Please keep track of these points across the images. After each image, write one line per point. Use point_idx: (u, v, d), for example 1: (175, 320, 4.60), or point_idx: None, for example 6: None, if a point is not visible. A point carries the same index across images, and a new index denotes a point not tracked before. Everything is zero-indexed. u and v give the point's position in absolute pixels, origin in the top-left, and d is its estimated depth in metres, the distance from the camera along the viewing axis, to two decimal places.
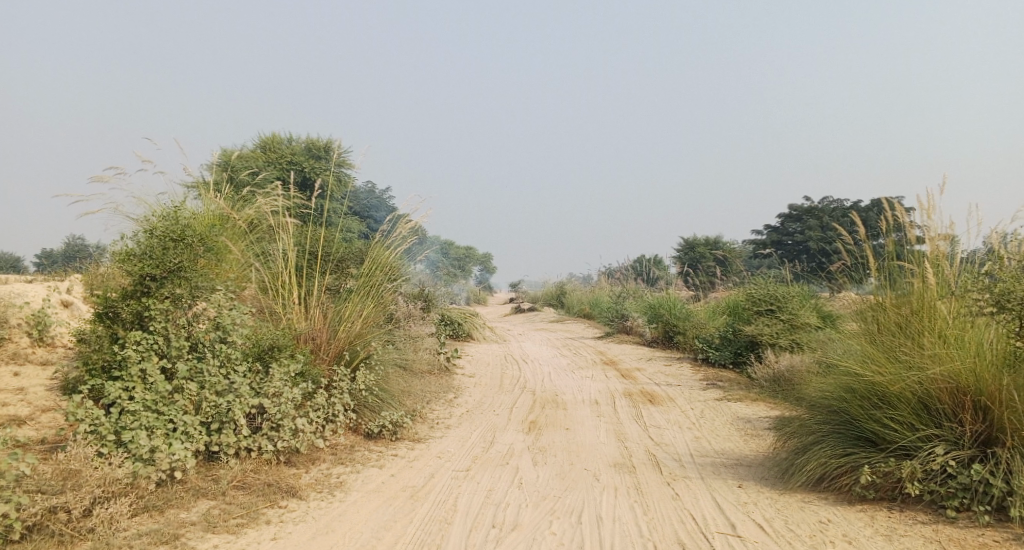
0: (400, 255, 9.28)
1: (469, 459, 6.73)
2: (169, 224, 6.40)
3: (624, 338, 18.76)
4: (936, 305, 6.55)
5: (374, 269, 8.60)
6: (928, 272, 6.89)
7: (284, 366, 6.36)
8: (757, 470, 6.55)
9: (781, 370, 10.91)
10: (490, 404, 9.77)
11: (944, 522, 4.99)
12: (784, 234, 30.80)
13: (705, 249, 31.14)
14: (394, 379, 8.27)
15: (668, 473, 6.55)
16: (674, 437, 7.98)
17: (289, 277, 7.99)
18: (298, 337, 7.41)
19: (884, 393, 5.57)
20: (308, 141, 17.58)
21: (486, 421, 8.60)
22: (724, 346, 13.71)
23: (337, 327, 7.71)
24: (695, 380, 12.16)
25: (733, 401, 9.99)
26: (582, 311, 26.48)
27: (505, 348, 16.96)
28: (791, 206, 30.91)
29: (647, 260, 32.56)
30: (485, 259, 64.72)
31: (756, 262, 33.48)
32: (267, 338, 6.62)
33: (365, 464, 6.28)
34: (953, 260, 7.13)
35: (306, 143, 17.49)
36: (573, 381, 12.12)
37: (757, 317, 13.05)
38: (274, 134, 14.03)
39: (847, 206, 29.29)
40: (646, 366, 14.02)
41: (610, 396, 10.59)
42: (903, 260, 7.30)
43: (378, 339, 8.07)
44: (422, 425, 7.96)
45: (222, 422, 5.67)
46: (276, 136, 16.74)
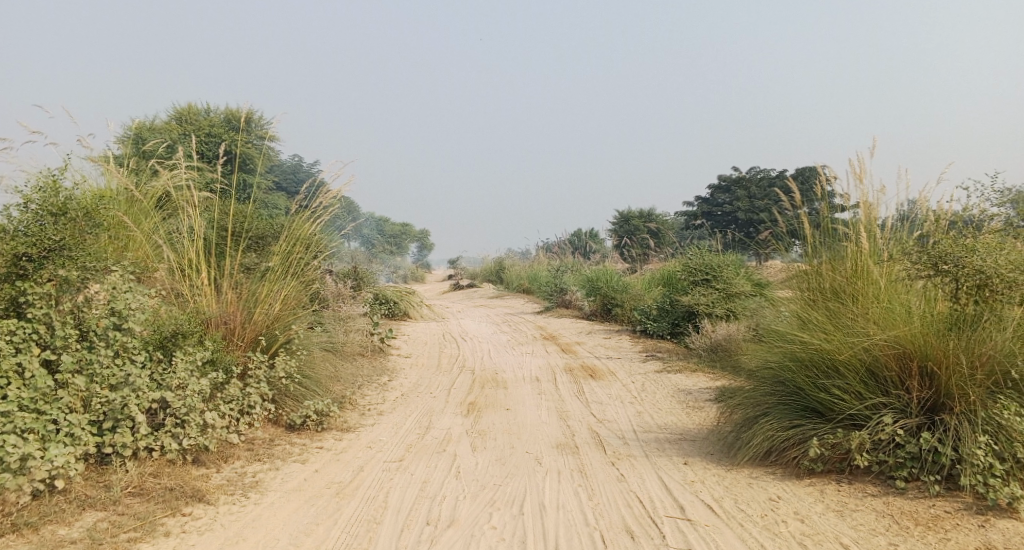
0: (321, 225, 8.65)
1: (402, 448, 6.27)
2: (47, 195, 5.72)
3: (562, 312, 18.49)
4: (866, 270, 6.43)
5: (291, 245, 8.00)
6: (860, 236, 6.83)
7: (188, 354, 5.80)
8: (702, 445, 6.31)
9: (720, 340, 10.77)
10: (426, 386, 9.29)
11: (895, 494, 4.81)
12: (715, 205, 31.08)
13: (639, 222, 31.20)
14: (320, 363, 7.71)
15: (612, 452, 6.24)
16: (616, 413, 7.69)
17: (198, 257, 7.35)
18: (208, 322, 6.74)
19: (831, 361, 5.35)
20: (229, 115, 16.56)
21: (421, 404, 8.14)
22: (662, 317, 13.56)
23: (253, 309, 7.09)
24: (634, 352, 11.94)
25: (673, 373, 9.78)
26: (520, 286, 26.15)
27: (442, 325, 16.49)
28: (721, 177, 31.19)
29: (583, 233, 32.43)
30: (422, 236, 63.79)
31: (688, 233, 33.79)
32: (169, 325, 6.03)
33: (285, 459, 5.76)
34: (884, 225, 7.08)
35: (226, 116, 16.46)
36: (512, 357, 11.77)
37: (693, 287, 12.90)
38: (188, 106, 13.10)
39: (775, 176, 29.72)
40: (585, 339, 13.76)
41: (549, 372, 10.27)
42: (833, 225, 7.23)
43: (298, 321, 7.49)
44: (352, 412, 7.45)
45: (115, 420, 5.07)
46: (194, 109, 15.68)
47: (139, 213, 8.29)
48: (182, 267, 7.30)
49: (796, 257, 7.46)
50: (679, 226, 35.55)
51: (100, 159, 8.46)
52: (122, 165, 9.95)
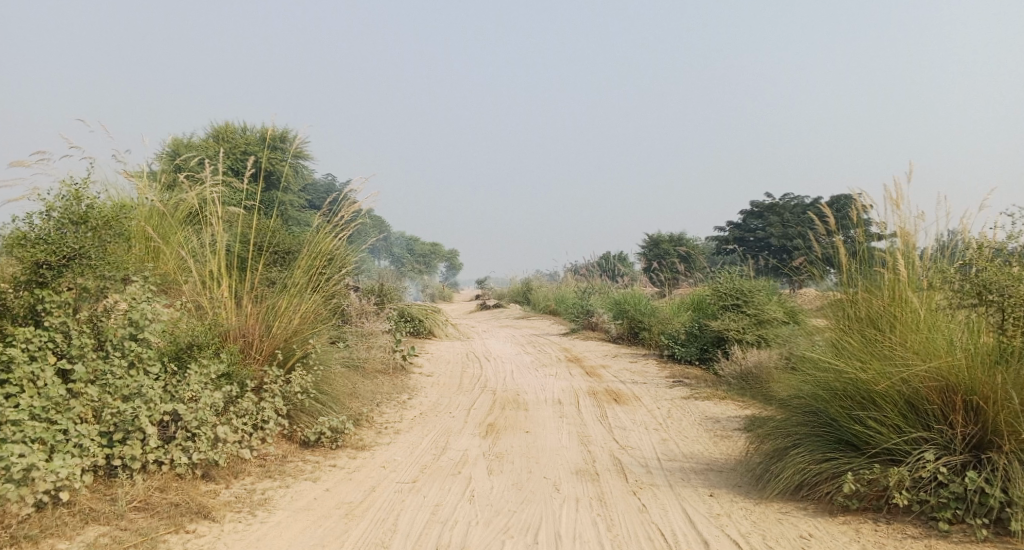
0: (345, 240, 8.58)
1: (417, 469, 6.10)
2: (69, 203, 5.71)
3: (589, 335, 18.24)
4: (903, 298, 6.16)
5: (312, 259, 7.93)
6: (898, 264, 6.56)
7: (203, 367, 5.73)
8: (728, 476, 6.04)
9: (749, 367, 10.45)
10: (446, 406, 9.12)
11: (937, 536, 4.51)
12: (746, 231, 30.61)
13: (669, 246, 30.88)
14: (339, 379, 7.59)
15: (633, 480, 6.00)
16: (640, 440, 7.43)
17: (219, 269, 7.31)
18: (225, 335, 6.66)
19: (867, 392, 5.07)
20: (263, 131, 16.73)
21: (440, 424, 7.96)
22: (690, 342, 13.25)
23: (272, 322, 6.99)
24: (660, 377, 11.65)
25: (701, 400, 9.49)
26: (548, 308, 25.96)
27: (467, 345, 16.34)
28: (753, 202, 30.80)
29: (613, 256, 32.19)
30: (450, 255, 63.92)
31: (719, 259, 33.35)
32: (185, 336, 5.97)
33: (296, 477, 5.62)
34: (923, 253, 6.80)
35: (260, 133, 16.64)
36: (535, 378, 11.56)
37: (722, 313, 12.60)
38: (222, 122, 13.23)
39: (809, 203, 29.24)
40: (611, 363, 13.49)
41: (573, 395, 10.04)
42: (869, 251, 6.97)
43: (317, 336, 7.38)
44: (369, 430, 7.30)
45: (126, 432, 4.98)
46: (229, 125, 15.88)
47: (165, 230, 8.31)
48: (206, 279, 7.27)
49: (830, 285, 7.20)
50: (710, 251, 35.12)
51: (134, 175, 8.54)
52: (154, 178, 10.03)
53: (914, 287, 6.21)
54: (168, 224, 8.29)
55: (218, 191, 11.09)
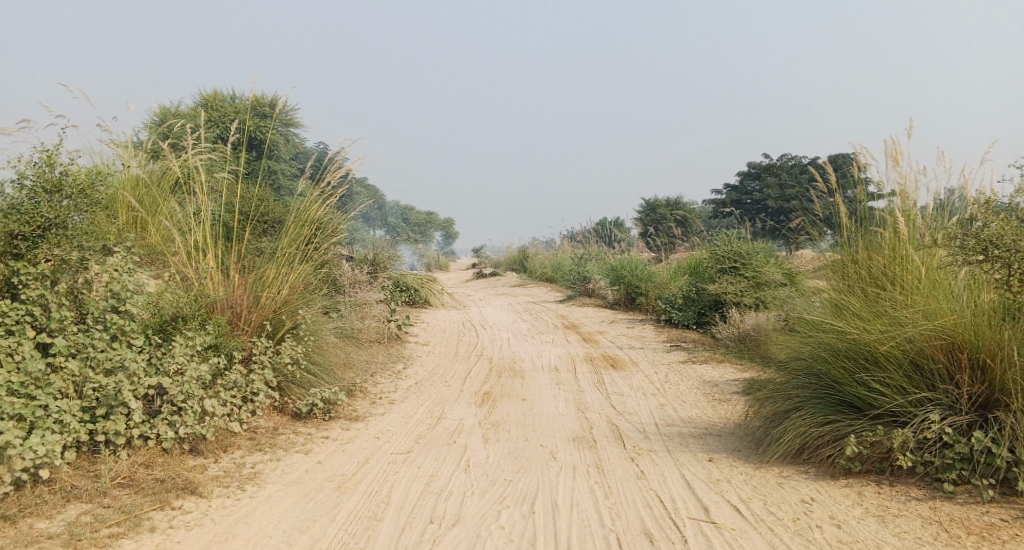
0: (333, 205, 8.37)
1: (411, 439, 5.98)
2: (42, 170, 5.52)
3: (585, 301, 18.11)
4: (904, 256, 6.02)
5: (299, 226, 7.73)
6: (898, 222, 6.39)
7: (188, 339, 5.58)
8: (728, 440, 5.93)
9: (748, 330, 10.33)
10: (441, 375, 9.00)
11: (943, 498, 4.41)
12: (743, 194, 30.34)
13: (666, 211, 30.65)
14: (331, 349, 7.45)
15: (632, 447, 5.90)
16: (637, 405, 7.33)
17: (205, 239, 7.10)
18: (212, 306, 6.50)
19: (870, 352, 4.95)
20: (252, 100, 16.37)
21: (435, 393, 7.85)
22: (687, 306, 13.12)
23: (259, 293, 6.82)
24: (658, 342, 11.54)
25: (699, 364, 9.39)
26: (544, 275, 25.80)
27: (463, 313, 16.20)
28: (749, 165, 30.51)
29: (609, 222, 31.96)
30: (446, 224, 63.55)
31: (715, 223, 33.13)
32: (169, 307, 5.80)
33: (287, 449, 5.50)
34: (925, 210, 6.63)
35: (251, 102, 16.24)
36: (531, 345, 11.44)
37: (720, 276, 12.44)
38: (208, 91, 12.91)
39: (805, 165, 28.94)
40: (608, 329, 13.37)
41: (570, 361, 9.93)
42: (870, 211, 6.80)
43: (306, 306, 7.21)
44: (362, 401, 7.19)
45: (109, 407, 4.83)
46: (219, 94, 15.54)
47: (151, 203, 8.11)
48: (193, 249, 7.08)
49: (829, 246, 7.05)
50: (706, 215, 34.91)
51: (123, 147, 8.32)
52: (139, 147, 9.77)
53: (915, 245, 6.06)
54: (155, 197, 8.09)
55: (206, 161, 10.85)
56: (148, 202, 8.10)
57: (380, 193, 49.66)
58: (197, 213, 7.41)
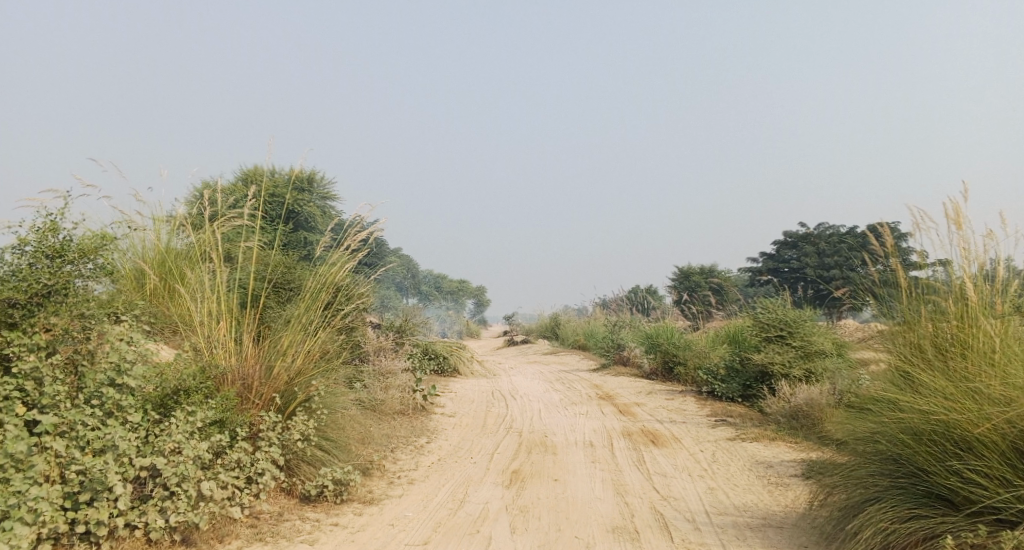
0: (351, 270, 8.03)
1: (430, 528, 5.36)
2: (43, 235, 5.17)
3: (620, 371, 17.36)
4: (982, 324, 5.37)
5: (317, 290, 7.37)
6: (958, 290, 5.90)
7: (191, 414, 5.09)
8: (791, 533, 5.19)
9: (799, 404, 9.54)
10: (467, 450, 8.36)
11: None
12: (781, 261, 29.52)
13: (700, 279, 29.91)
14: (348, 424, 6.89)
15: (680, 540, 5.19)
16: (682, 489, 6.61)
17: (218, 303, 6.70)
18: (222, 377, 6.04)
19: (962, 436, 4.25)
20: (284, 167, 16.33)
21: (460, 472, 7.21)
22: (731, 378, 12.34)
23: (273, 362, 6.33)
24: (700, 415, 10.77)
25: (747, 441, 8.62)
26: (577, 343, 25.08)
27: (493, 382, 15.55)
28: (786, 232, 29.79)
29: (643, 290, 31.28)
30: (478, 292, 63.34)
31: (752, 290, 32.24)
32: (172, 380, 5.35)
33: (291, 539, 4.92)
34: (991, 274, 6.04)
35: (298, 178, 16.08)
36: (564, 418, 10.74)
37: (765, 345, 11.70)
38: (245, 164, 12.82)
39: (845, 232, 28.14)
40: (645, 400, 12.61)
41: (606, 436, 9.21)
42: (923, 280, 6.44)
43: (321, 377, 6.69)
44: (379, 481, 6.58)
45: (94, 492, 4.31)
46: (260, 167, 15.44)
47: (174, 274, 7.80)
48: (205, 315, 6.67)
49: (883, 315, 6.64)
50: (742, 283, 34.06)
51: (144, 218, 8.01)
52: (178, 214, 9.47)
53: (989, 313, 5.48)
54: (180, 268, 7.77)
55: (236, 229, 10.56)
56: (174, 272, 7.81)
57: (413, 260, 49.74)
58: (215, 278, 7.04)
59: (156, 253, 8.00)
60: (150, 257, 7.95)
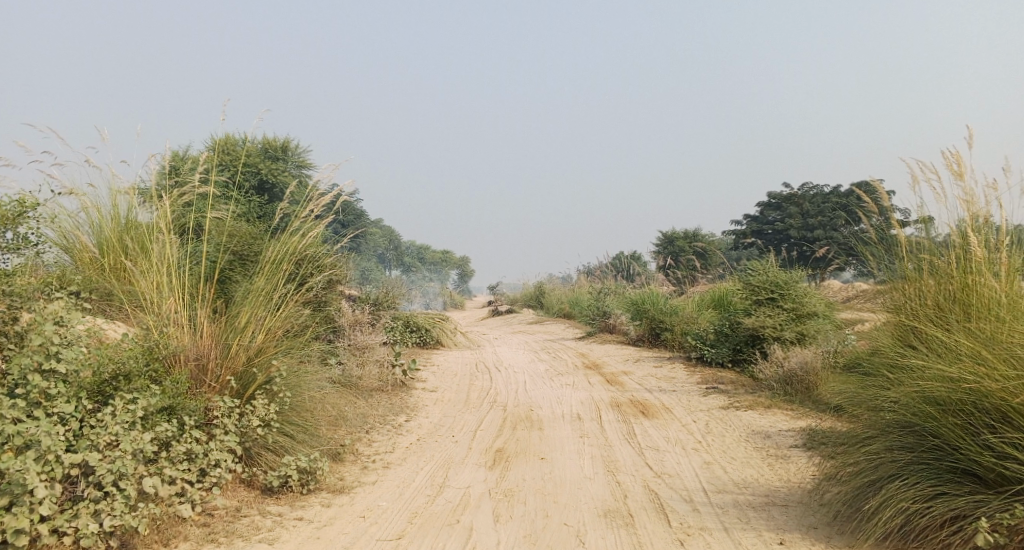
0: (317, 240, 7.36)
1: (404, 519, 4.91)
2: None
3: (606, 338, 16.93)
4: None
5: (279, 260, 6.62)
6: (964, 245, 6.30)
7: (133, 401, 4.54)
8: (797, 513, 4.78)
9: (794, 368, 9.15)
10: (449, 428, 7.90)
11: None
12: (765, 223, 29.13)
13: (684, 243, 29.48)
14: (317, 405, 6.38)
15: (679, 524, 4.76)
16: (677, 464, 6.19)
17: (170, 277, 6.01)
18: (174, 359, 5.47)
19: (998, 406, 3.83)
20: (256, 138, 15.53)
21: (439, 452, 6.75)
22: (721, 343, 11.95)
23: (230, 341, 5.78)
24: (690, 383, 10.36)
25: (742, 409, 8.21)
26: (562, 312, 24.65)
27: (476, 354, 15.07)
28: (770, 194, 29.35)
29: (627, 256, 30.82)
30: (461, 262, 62.71)
31: (736, 253, 31.89)
32: (111, 364, 4.78)
33: (248, 538, 4.45)
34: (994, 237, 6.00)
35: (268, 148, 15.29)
36: (550, 390, 10.29)
37: (756, 308, 11.29)
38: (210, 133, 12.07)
39: (829, 192, 27.78)
40: (633, 369, 12.18)
41: (594, 408, 8.78)
42: (925, 240, 6.85)
43: (282, 355, 6.10)
44: (351, 466, 6.09)
45: (14, 497, 3.77)
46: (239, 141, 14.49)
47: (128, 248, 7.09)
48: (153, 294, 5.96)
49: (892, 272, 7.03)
50: (727, 246, 33.74)
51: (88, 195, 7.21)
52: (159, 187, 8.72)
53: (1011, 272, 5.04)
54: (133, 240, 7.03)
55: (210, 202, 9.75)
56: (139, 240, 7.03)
57: (394, 231, 48.94)
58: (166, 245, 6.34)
59: (115, 223, 7.25)
60: (101, 233, 7.20)
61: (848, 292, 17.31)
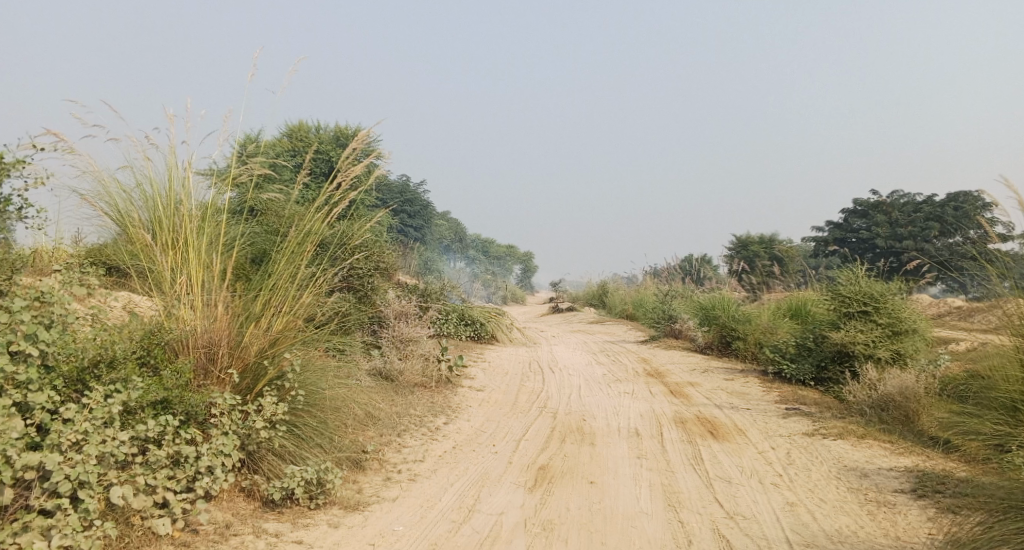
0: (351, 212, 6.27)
1: None
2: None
3: (672, 344, 15.82)
4: None
5: (300, 239, 5.60)
6: None
7: (112, 395, 3.84)
8: None
9: (889, 392, 7.94)
10: (492, 435, 7.07)
11: None
12: (848, 231, 27.21)
13: (759, 248, 27.87)
14: (341, 403, 5.61)
15: None
16: (754, 503, 5.20)
17: (188, 251, 5.21)
18: (182, 346, 4.81)
19: None
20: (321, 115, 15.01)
21: (476, 465, 5.92)
22: (801, 357, 10.75)
23: (244, 329, 5.06)
24: (765, 401, 9.27)
25: (829, 438, 7.10)
26: (626, 313, 23.57)
27: (533, 352, 14.20)
28: (855, 200, 27.44)
29: (698, 259, 29.40)
30: (527, 257, 62.00)
31: (815, 262, 30.09)
32: (95, 347, 4.12)
33: None
34: None
35: (333, 128, 14.74)
36: (608, 398, 9.34)
37: (845, 321, 10.05)
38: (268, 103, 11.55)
39: (921, 201, 25.77)
40: (701, 380, 11.08)
41: (655, 423, 7.80)
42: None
43: (295, 350, 5.26)
44: (372, 477, 5.33)
45: None
46: (303, 122, 13.96)
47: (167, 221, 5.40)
48: (156, 282, 5.26)
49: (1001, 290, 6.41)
50: (806, 254, 31.94)
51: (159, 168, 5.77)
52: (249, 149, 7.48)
53: None
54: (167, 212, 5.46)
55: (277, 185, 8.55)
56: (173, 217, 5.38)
57: (460, 223, 48.44)
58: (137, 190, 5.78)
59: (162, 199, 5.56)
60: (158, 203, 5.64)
61: (942, 308, 15.71)
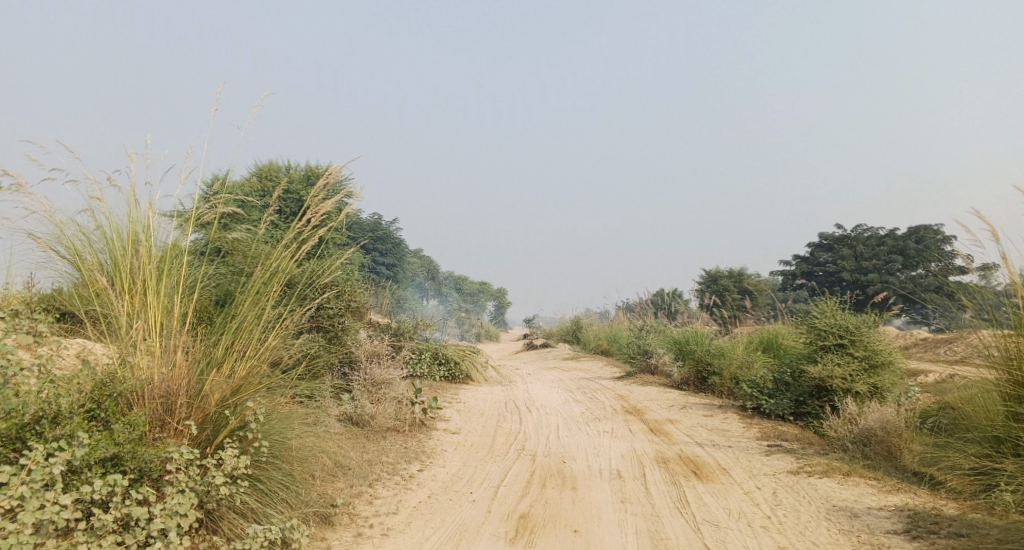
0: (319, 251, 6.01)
1: None
2: None
3: (647, 380, 15.64)
4: None
5: (266, 279, 5.32)
6: None
7: (53, 455, 3.57)
8: None
9: (871, 427, 7.82)
10: (469, 482, 6.77)
11: None
12: (815, 264, 27.50)
13: (729, 282, 27.99)
14: (309, 453, 5.30)
15: None
16: (745, 548, 4.98)
17: (146, 295, 4.91)
18: (136, 397, 4.49)
19: None
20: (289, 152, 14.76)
21: (452, 516, 5.63)
22: (779, 392, 10.63)
23: (204, 377, 4.75)
24: (746, 437, 9.09)
25: (815, 476, 6.92)
26: (600, 349, 23.40)
27: (508, 391, 13.91)
28: (821, 234, 27.79)
29: (668, 293, 29.44)
30: (499, 294, 61.78)
31: (783, 296, 30.30)
32: (37, 402, 3.84)
33: None
34: None
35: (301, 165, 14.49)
36: (587, 438, 9.09)
37: (822, 354, 9.96)
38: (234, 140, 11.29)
39: (885, 234, 26.18)
40: (679, 417, 10.88)
41: (637, 464, 7.57)
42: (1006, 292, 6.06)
43: (258, 398, 4.95)
44: (342, 533, 5.02)
45: None
46: (273, 160, 13.73)
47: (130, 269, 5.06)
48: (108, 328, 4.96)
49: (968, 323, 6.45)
50: (773, 287, 32.19)
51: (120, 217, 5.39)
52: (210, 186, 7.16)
53: None
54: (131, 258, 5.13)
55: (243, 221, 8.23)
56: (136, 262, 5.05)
57: (432, 261, 48.22)
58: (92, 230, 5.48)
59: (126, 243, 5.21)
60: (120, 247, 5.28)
61: (911, 339, 15.80)
